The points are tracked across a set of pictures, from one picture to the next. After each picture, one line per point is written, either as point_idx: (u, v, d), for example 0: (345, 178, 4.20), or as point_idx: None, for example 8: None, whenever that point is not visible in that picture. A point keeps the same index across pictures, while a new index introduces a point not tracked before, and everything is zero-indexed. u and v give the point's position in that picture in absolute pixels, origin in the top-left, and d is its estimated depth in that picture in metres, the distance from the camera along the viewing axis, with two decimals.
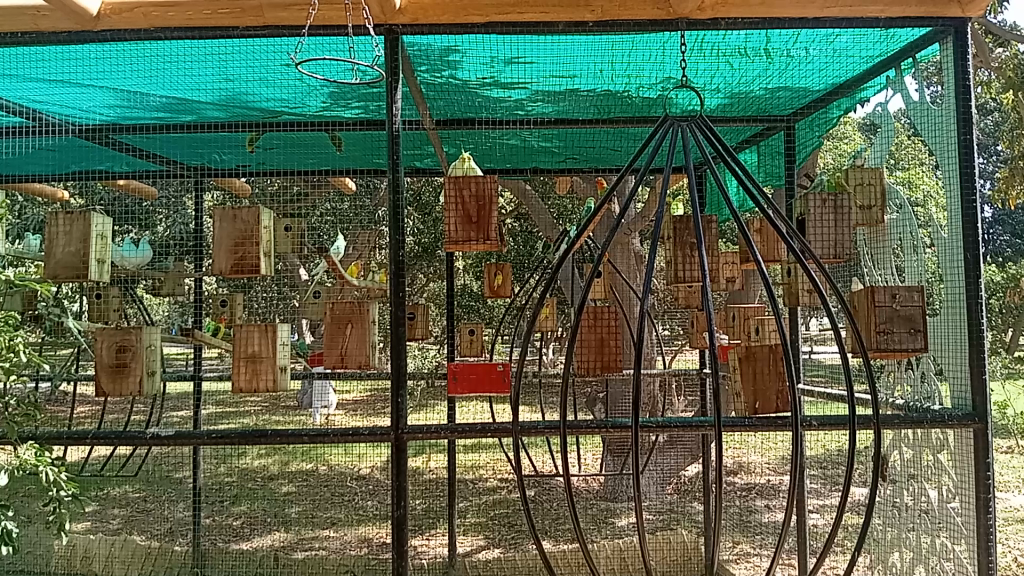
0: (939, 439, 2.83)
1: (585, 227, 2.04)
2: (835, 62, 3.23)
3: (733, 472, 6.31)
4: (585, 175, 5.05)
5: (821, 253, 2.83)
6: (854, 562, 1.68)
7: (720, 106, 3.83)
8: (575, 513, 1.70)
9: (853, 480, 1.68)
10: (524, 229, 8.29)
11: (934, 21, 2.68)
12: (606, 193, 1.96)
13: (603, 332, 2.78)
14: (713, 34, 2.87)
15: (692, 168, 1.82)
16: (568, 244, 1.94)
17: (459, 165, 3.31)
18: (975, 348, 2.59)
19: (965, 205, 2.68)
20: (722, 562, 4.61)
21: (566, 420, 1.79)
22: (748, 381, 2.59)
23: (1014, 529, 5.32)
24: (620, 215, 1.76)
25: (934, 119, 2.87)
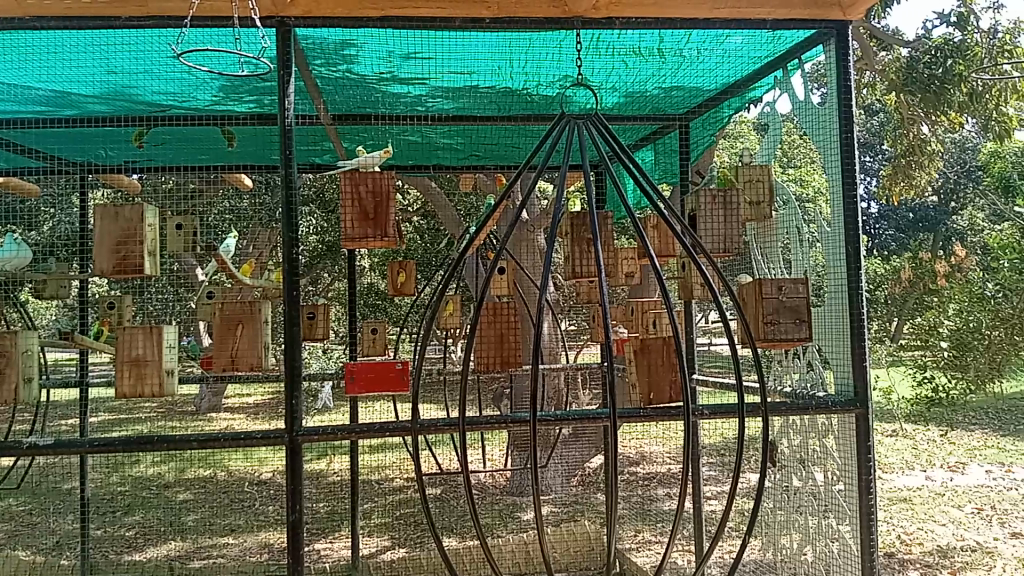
0: (825, 425, 2.94)
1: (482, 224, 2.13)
2: (726, 62, 3.31)
3: (636, 462, 6.45)
4: (487, 172, 5.05)
5: (711, 248, 2.91)
6: (747, 545, 1.73)
7: (617, 104, 3.88)
8: (475, 509, 1.70)
9: (744, 465, 1.75)
10: (431, 228, 8.27)
11: (817, 23, 2.78)
12: (506, 189, 2.05)
13: (502, 328, 2.78)
14: (608, 32, 2.91)
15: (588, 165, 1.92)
16: (469, 239, 2.03)
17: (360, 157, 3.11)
18: (855, 336, 2.71)
19: (846, 199, 2.79)
20: (624, 551, 4.70)
21: (465, 414, 1.80)
22: (643, 372, 2.63)
23: (896, 508, 5.63)
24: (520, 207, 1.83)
25: (819, 118, 2.98)
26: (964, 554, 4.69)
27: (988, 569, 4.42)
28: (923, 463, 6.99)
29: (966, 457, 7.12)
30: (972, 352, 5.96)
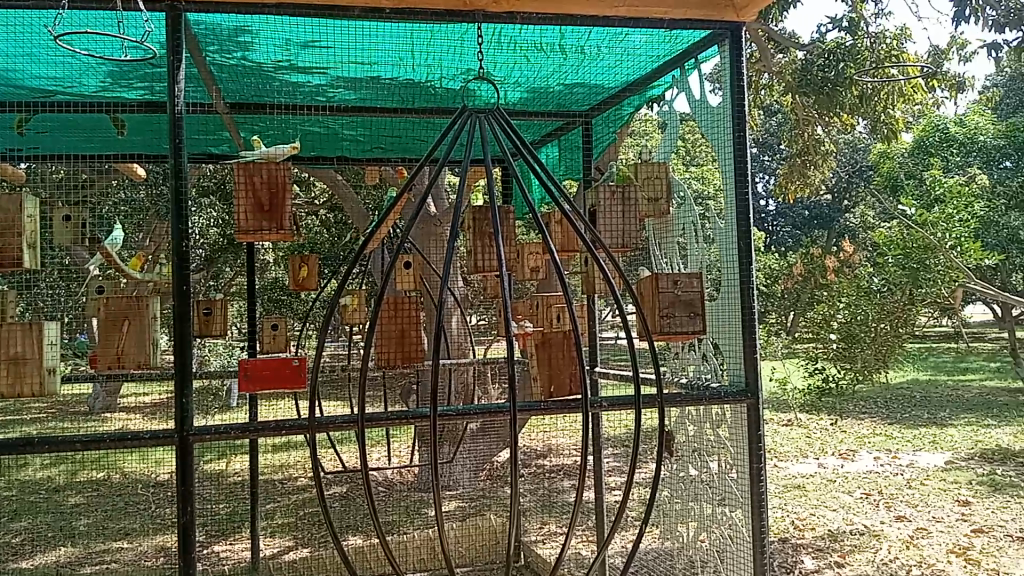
0: (719, 415, 3.02)
1: (384, 216, 2.14)
2: (626, 60, 3.35)
3: (543, 455, 6.51)
4: (392, 165, 4.99)
5: (610, 243, 2.95)
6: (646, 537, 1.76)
7: (521, 99, 3.90)
8: (375, 511, 1.68)
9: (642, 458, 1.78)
10: (338, 221, 8.15)
11: (712, 24, 2.84)
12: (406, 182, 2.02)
13: (403, 324, 2.75)
14: (509, 27, 2.92)
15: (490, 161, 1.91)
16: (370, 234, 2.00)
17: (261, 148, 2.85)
18: (747, 330, 2.80)
19: (739, 196, 2.88)
20: (529, 543, 4.74)
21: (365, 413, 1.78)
22: (545, 366, 2.66)
23: (790, 495, 5.85)
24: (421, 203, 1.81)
25: (715, 117, 3.05)
26: (852, 537, 4.91)
27: (874, 551, 4.63)
28: (816, 450, 7.29)
29: (856, 445, 7.46)
30: (860, 343, 6.22)
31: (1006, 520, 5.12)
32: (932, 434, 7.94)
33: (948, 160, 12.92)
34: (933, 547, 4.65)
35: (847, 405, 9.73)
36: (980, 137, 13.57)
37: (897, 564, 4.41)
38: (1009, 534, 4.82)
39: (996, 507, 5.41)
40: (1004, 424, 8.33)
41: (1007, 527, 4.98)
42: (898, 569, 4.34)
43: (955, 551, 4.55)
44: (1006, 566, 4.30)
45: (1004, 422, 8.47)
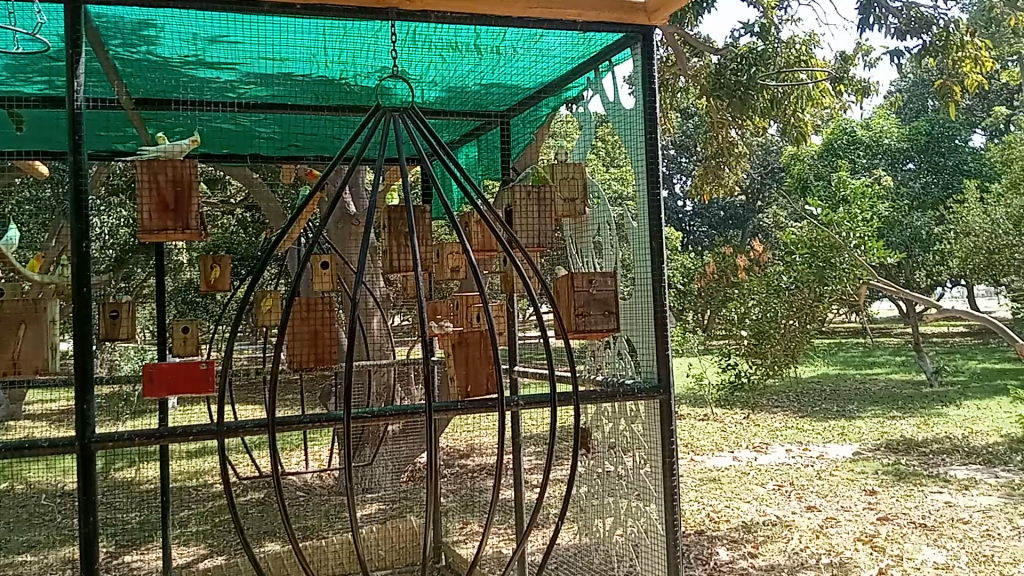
0: (634, 411, 3.06)
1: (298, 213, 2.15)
2: (541, 61, 3.37)
3: (466, 455, 6.51)
4: (307, 163, 4.91)
5: (525, 242, 2.97)
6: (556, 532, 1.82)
7: (438, 99, 3.88)
8: (287, 515, 1.70)
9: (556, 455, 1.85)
10: (256, 221, 7.99)
11: (623, 27, 2.88)
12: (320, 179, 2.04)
13: (316, 325, 2.71)
14: (423, 25, 2.90)
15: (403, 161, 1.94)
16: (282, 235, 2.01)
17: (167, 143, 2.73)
18: (659, 327, 2.85)
19: (651, 196, 2.93)
20: (450, 543, 4.74)
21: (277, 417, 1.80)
22: (461, 365, 2.64)
23: (706, 488, 6.00)
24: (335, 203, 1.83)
25: (628, 119, 3.09)
26: (764, 527, 5.05)
27: (785, 541, 4.77)
28: (732, 444, 7.49)
29: (769, 438, 7.69)
30: (770, 340, 6.41)
31: (908, 507, 5.35)
32: (840, 426, 8.25)
33: (854, 162, 13.45)
34: (841, 536, 4.82)
35: (761, 399, 10.02)
36: (884, 141, 14.15)
37: (807, 553, 4.55)
38: (911, 521, 5.03)
39: (900, 495, 5.65)
40: (907, 415, 8.71)
41: (910, 515, 5.20)
42: (808, 557, 4.48)
43: (862, 539, 4.73)
44: (908, 552, 4.48)
45: (907, 413, 8.85)
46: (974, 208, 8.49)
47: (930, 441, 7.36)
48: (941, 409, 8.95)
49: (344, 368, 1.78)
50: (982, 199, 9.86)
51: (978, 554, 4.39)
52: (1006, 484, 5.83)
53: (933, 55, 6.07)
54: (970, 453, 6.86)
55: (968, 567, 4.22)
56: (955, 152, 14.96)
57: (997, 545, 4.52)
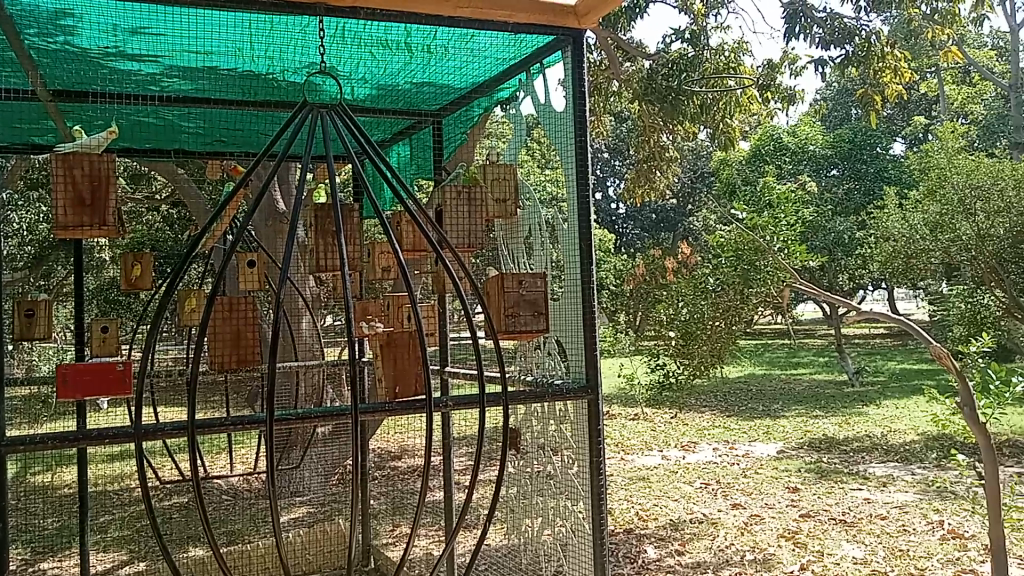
0: (563, 411, 3.08)
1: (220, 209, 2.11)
2: (473, 62, 3.37)
3: (397, 456, 6.46)
4: (234, 160, 4.80)
5: (456, 243, 2.96)
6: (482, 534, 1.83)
7: (369, 96, 3.84)
8: (206, 519, 1.66)
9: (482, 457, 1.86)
10: (183, 218, 7.80)
11: (554, 29, 2.90)
12: (244, 175, 2.01)
13: (239, 324, 2.66)
14: (353, 22, 2.87)
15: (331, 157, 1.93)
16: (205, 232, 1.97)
17: (96, 137, 2.67)
18: (587, 328, 2.88)
19: (581, 198, 2.95)
20: (379, 546, 4.70)
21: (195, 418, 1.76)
22: (388, 365, 2.62)
23: (635, 487, 6.08)
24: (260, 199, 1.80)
25: (558, 120, 3.10)
26: (691, 525, 5.14)
27: (712, 538, 4.87)
28: (661, 443, 7.61)
29: (697, 437, 7.83)
30: (696, 340, 6.59)
31: (829, 504, 5.51)
32: (766, 425, 8.45)
33: (780, 168, 13.82)
34: (765, 533, 4.94)
35: (690, 399, 10.21)
36: (809, 148, 14.57)
37: (732, 550, 4.65)
38: (832, 518, 5.18)
39: (822, 492, 5.81)
40: (829, 414, 8.97)
41: (831, 511, 5.36)
42: (733, 554, 4.57)
43: (785, 535, 4.85)
44: (829, 547, 4.61)
45: (829, 412, 9.12)
46: (892, 214, 8.79)
47: (850, 439, 7.60)
48: (861, 408, 9.25)
49: (267, 369, 1.75)
50: (900, 205, 10.23)
51: (895, 548, 4.55)
52: (921, 481, 6.05)
53: (856, 65, 6.27)
54: (888, 451, 7.10)
55: (884, 561, 4.36)
56: (876, 159, 15.48)
57: (912, 540, 4.68)
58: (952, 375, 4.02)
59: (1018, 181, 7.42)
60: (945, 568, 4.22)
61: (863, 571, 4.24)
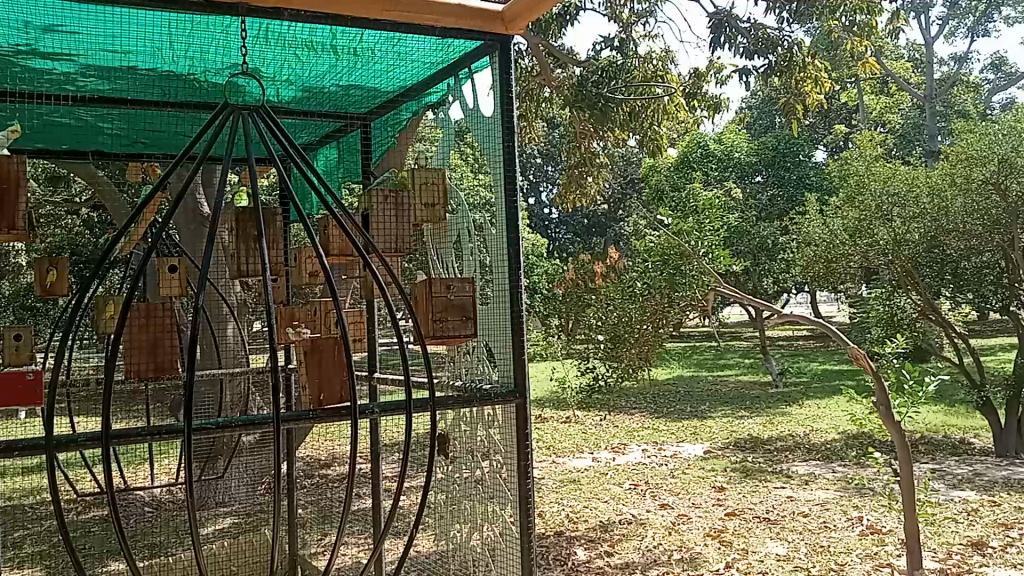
0: (491, 416, 3.08)
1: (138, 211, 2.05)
2: (400, 66, 3.34)
3: (327, 464, 6.38)
4: (155, 162, 4.67)
5: (383, 247, 2.93)
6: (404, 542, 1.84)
7: (295, 98, 3.78)
8: (122, 532, 1.62)
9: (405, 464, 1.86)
10: (104, 221, 7.57)
11: (481, 34, 2.90)
12: (162, 178, 1.96)
13: (156, 332, 2.59)
14: (276, 23, 2.83)
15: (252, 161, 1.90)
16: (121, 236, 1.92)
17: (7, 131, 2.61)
18: (516, 333, 2.89)
19: (509, 204, 2.96)
20: (307, 555, 4.63)
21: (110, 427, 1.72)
22: (313, 373, 2.58)
23: (565, 490, 6.12)
24: (180, 203, 1.77)
25: (486, 125, 3.10)
26: (621, 526, 5.19)
27: (640, 539, 4.93)
28: (592, 445, 7.68)
29: (627, 439, 7.93)
30: (625, 344, 6.67)
31: (754, 502, 5.63)
32: (693, 426, 8.61)
33: (708, 174, 14.10)
34: (692, 532, 5.03)
35: (620, 402, 10.33)
36: (735, 155, 14.91)
37: (660, 550, 4.72)
38: (757, 516, 5.30)
39: (747, 491, 5.94)
40: (754, 415, 9.18)
41: (755, 509, 5.48)
42: (661, 554, 4.64)
43: (711, 534, 4.94)
44: (753, 545, 4.72)
45: (754, 412, 9.34)
46: (814, 220, 9.06)
47: (774, 439, 7.80)
48: (785, 408, 9.49)
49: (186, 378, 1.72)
50: (821, 211, 10.53)
51: (816, 545, 4.67)
52: (841, 478, 6.24)
53: (778, 75, 6.43)
54: (810, 450, 7.30)
55: (806, 557, 4.47)
56: (799, 166, 15.93)
57: (832, 536, 4.82)
58: (867, 374, 4.16)
59: (934, 187, 7.51)
60: (864, 563, 4.36)
61: (786, 567, 4.35)
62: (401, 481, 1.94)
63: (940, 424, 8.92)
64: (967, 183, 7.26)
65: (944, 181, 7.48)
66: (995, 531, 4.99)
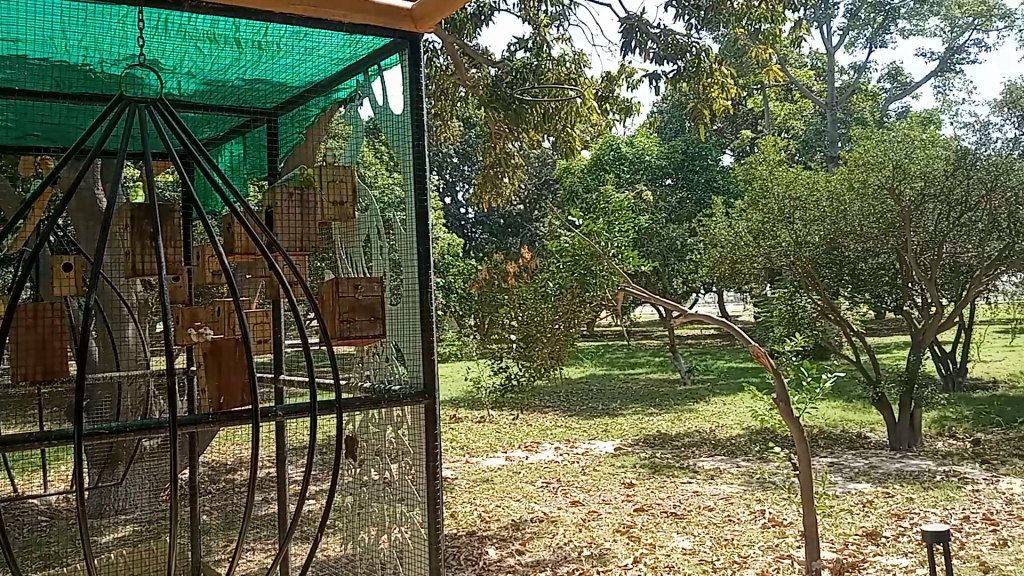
0: (400, 417, 3.05)
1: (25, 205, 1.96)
2: (307, 62, 3.28)
3: (233, 468, 6.22)
4: (48, 156, 4.47)
5: (287, 246, 2.87)
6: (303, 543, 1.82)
7: (198, 92, 3.68)
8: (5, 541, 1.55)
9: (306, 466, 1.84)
10: None
11: (389, 31, 2.87)
12: (53, 171, 1.88)
13: (45, 333, 2.48)
14: (175, 14, 2.75)
15: (149, 156, 1.85)
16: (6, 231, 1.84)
17: None
18: (425, 332, 2.87)
19: (419, 203, 2.94)
20: (211, 562, 4.50)
21: None
22: (213, 375, 2.51)
23: (477, 489, 6.14)
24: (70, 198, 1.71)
25: (395, 123, 3.07)
26: (532, 524, 5.23)
27: (551, 537, 4.97)
28: (505, 445, 7.72)
29: (539, 438, 7.99)
30: (537, 343, 6.72)
31: (662, 498, 5.75)
32: (605, 424, 8.74)
33: (620, 176, 14.36)
34: (602, 528, 5.11)
35: (534, 401, 10.42)
36: (646, 157, 15.22)
37: (570, 546, 4.77)
38: (665, 511, 5.42)
39: (655, 487, 6.07)
40: (663, 412, 9.39)
41: (663, 505, 5.59)
42: (571, 551, 4.70)
43: (620, 530, 5.03)
44: (660, 539, 4.82)
45: (663, 410, 9.54)
46: (721, 222, 9.32)
47: (682, 435, 7.99)
48: (693, 405, 9.73)
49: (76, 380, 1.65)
50: (728, 214, 10.85)
51: (721, 538, 4.80)
52: (744, 473, 6.43)
53: (687, 80, 6.59)
54: (716, 445, 7.51)
55: (711, 550, 4.59)
56: (707, 170, 16.39)
57: (736, 529, 4.97)
58: (768, 372, 4.30)
59: (833, 192, 7.87)
60: (765, 554, 4.50)
61: (691, 561, 4.45)
62: (306, 482, 1.92)
63: (838, 418, 9.29)
64: (863, 188, 7.66)
65: (842, 186, 7.88)
66: (887, 521, 5.23)
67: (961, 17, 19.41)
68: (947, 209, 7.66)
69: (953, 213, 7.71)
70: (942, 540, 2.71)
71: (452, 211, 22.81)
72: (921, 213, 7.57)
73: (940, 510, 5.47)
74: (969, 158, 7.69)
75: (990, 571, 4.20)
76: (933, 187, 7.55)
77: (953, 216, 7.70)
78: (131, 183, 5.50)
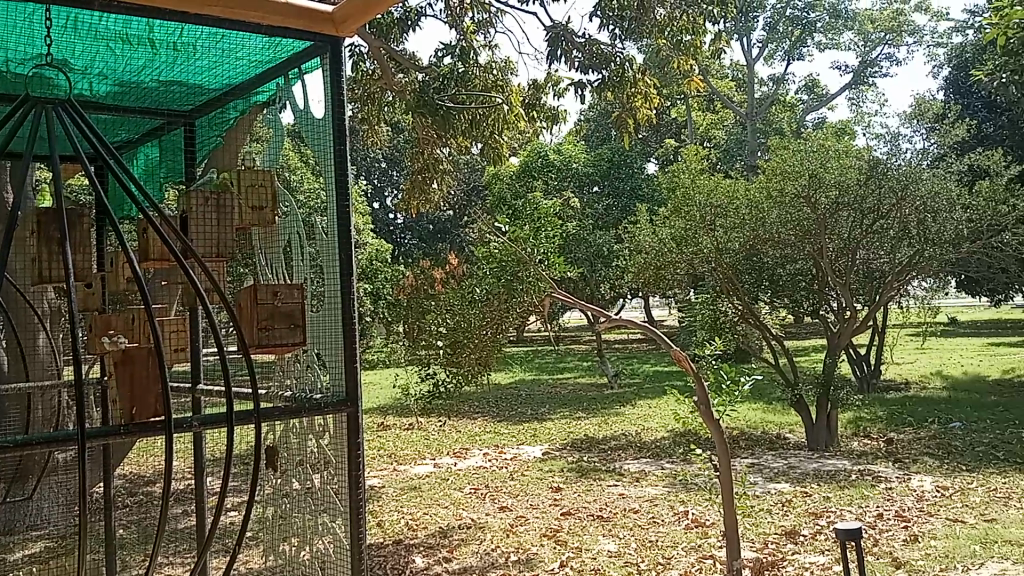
0: (322, 426, 3.01)
1: None
2: (225, 65, 3.21)
3: (151, 480, 6.03)
4: None
5: (204, 252, 2.80)
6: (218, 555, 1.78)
7: (111, 93, 3.56)
8: None
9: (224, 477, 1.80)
10: None
11: (309, 34, 2.83)
12: None
13: None
14: (85, 12, 2.66)
15: (57, 159, 1.78)
16: None
17: None
18: (348, 339, 2.84)
19: (340, 208, 2.90)
20: None
21: None
22: (125, 386, 2.43)
23: (404, 497, 6.09)
24: None
25: (316, 128, 3.02)
26: (460, 531, 5.21)
27: (478, 543, 4.96)
28: (433, 451, 7.68)
29: (468, 444, 7.98)
30: (464, 349, 6.71)
31: (589, 502, 5.80)
32: (533, 428, 8.79)
33: (548, 183, 14.49)
34: (529, 533, 5.12)
35: (463, 407, 10.41)
36: (573, 164, 15.37)
37: (497, 552, 4.77)
38: (591, 514, 5.47)
39: (582, 490, 6.12)
40: (590, 416, 9.48)
41: (589, 508, 5.65)
42: (498, 556, 4.70)
43: (547, 535, 5.05)
44: (586, 543, 4.86)
45: (591, 413, 9.64)
46: (646, 228, 9.48)
47: (609, 439, 8.08)
48: (619, 409, 9.85)
49: None
50: (653, 221, 11.04)
51: (645, 540, 4.87)
52: (669, 475, 6.54)
53: (611, 89, 6.69)
54: (641, 448, 7.62)
55: (636, 552, 4.65)
56: (634, 177, 16.70)
57: (660, 530, 5.05)
58: (690, 376, 4.38)
59: (752, 201, 8.08)
60: (688, 555, 4.58)
61: (617, 563, 4.50)
62: (223, 493, 1.88)
63: (760, 420, 9.54)
64: (781, 196, 7.86)
65: (761, 195, 8.08)
66: (805, 520, 5.38)
67: (874, 32, 20.18)
68: (861, 216, 7.85)
69: (866, 221, 7.91)
70: (854, 537, 2.77)
71: (380, 216, 22.65)
72: (836, 221, 7.81)
73: (855, 508, 5.65)
74: (881, 168, 7.95)
75: (901, 566, 4.36)
76: (847, 197, 7.79)
77: (866, 224, 7.89)
78: (41, 186, 5.30)
